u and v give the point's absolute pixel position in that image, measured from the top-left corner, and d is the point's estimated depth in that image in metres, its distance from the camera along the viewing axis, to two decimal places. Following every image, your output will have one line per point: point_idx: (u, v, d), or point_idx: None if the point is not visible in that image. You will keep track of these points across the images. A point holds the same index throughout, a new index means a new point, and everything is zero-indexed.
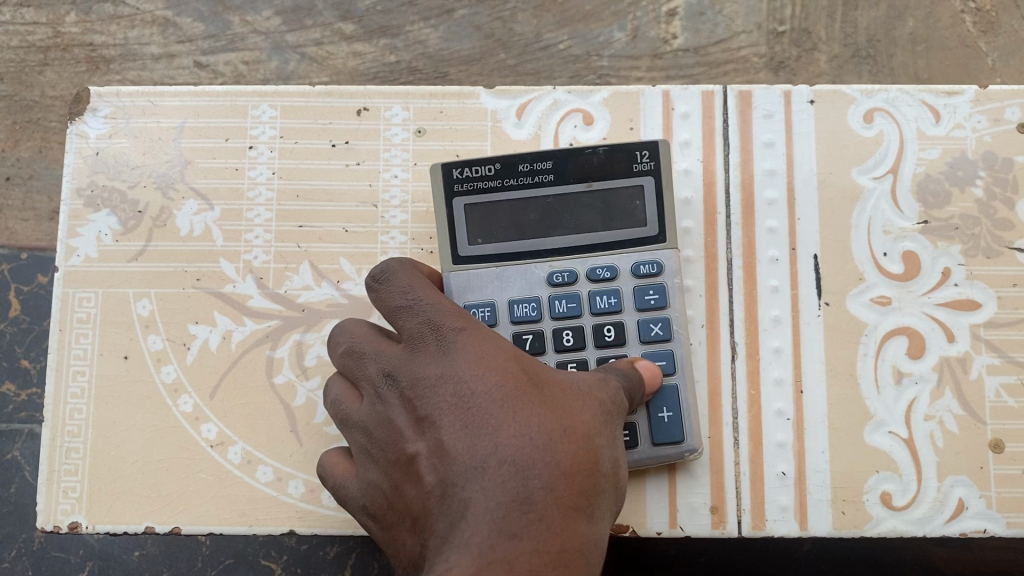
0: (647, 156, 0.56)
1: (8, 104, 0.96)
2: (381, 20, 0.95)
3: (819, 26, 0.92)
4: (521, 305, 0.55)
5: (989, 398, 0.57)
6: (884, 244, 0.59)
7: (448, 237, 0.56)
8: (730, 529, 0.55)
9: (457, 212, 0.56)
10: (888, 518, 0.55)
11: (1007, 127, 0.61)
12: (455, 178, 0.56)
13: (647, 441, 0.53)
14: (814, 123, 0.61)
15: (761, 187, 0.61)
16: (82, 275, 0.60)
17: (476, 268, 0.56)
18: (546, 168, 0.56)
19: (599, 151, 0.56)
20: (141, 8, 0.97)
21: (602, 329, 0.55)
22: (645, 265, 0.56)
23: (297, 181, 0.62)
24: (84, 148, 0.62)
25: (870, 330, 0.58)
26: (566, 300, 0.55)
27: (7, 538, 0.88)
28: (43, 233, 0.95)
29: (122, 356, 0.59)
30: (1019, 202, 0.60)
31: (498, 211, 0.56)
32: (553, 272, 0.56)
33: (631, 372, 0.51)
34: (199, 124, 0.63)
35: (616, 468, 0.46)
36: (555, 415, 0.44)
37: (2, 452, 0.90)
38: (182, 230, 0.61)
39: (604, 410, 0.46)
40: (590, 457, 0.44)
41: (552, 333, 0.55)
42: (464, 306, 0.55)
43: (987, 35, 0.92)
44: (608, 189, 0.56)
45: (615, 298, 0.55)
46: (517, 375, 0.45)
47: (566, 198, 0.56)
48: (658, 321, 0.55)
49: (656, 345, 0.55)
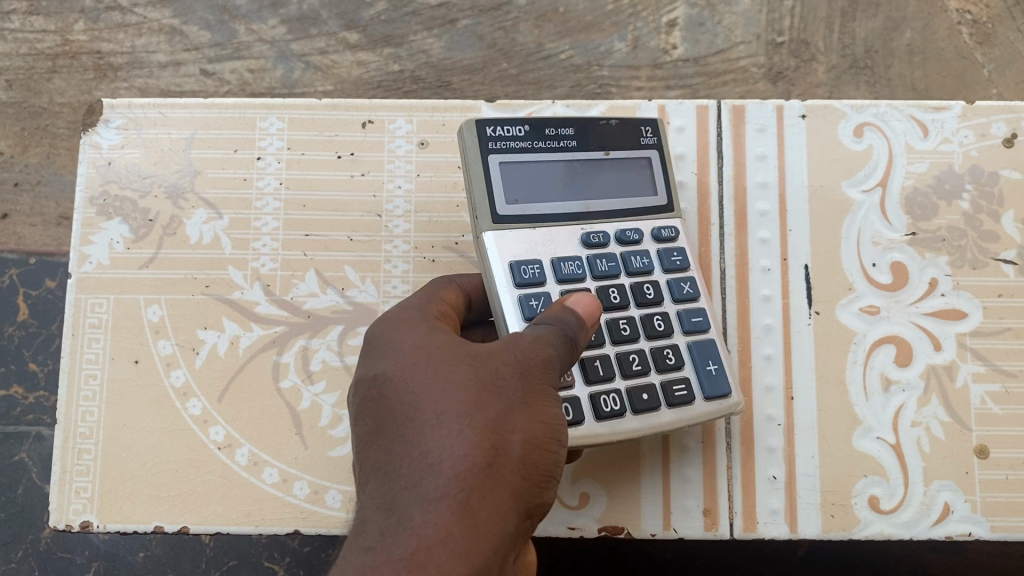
0: (651, 132, 0.58)
1: (17, 110, 0.97)
2: (384, 29, 0.96)
3: (817, 37, 0.94)
4: (566, 263, 0.53)
5: (974, 405, 0.59)
6: (873, 254, 0.61)
7: (486, 194, 0.53)
8: (722, 531, 0.57)
9: (494, 166, 0.53)
10: (875, 522, 0.57)
11: (992, 142, 0.63)
12: (489, 136, 0.54)
13: (699, 397, 0.52)
14: (806, 138, 0.63)
15: (754, 199, 0.63)
16: (94, 282, 0.62)
17: (515, 228, 0.53)
18: (569, 134, 0.56)
19: (612, 122, 0.57)
20: (149, 16, 0.98)
21: (642, 288, 0.54)
22: (666, 229, 0.56)
23: (304, 191, 0.63)
24: (96, 157, 0.64)
25: (859, 338, 0.60)
26: (606, 259, 0.54)
27: (13, 539, 0.90)
28: (50, 237, 0.96)
29: (133, 360, 0.61)
30: (1005, 214, 0.62)
31: (528, 171, 0.54)
32: (588, 233, 0.55)
33: (561, 321, 0.47)
34: (209, 135, 0.65)
35: (520, 442, 0.42)
36: (436, 404, 0.42)
37: (10, 453, 0.91)
38: (192, 238, 0.63)
39: (506, 382, 0.43)
40: (471, 441, 0.41)
41: (598, 291, 0.53)
42: (513, 263, 0.52)
43: (983, 46, 0.93)
44: (626, 157, 0.57)
45: (648, 259, 0.55)
46: (413, 370, 0.44)
47: (588, 164, 0.56)
48: (687, 280, 0.55)
49: (690, 302, 0.55)
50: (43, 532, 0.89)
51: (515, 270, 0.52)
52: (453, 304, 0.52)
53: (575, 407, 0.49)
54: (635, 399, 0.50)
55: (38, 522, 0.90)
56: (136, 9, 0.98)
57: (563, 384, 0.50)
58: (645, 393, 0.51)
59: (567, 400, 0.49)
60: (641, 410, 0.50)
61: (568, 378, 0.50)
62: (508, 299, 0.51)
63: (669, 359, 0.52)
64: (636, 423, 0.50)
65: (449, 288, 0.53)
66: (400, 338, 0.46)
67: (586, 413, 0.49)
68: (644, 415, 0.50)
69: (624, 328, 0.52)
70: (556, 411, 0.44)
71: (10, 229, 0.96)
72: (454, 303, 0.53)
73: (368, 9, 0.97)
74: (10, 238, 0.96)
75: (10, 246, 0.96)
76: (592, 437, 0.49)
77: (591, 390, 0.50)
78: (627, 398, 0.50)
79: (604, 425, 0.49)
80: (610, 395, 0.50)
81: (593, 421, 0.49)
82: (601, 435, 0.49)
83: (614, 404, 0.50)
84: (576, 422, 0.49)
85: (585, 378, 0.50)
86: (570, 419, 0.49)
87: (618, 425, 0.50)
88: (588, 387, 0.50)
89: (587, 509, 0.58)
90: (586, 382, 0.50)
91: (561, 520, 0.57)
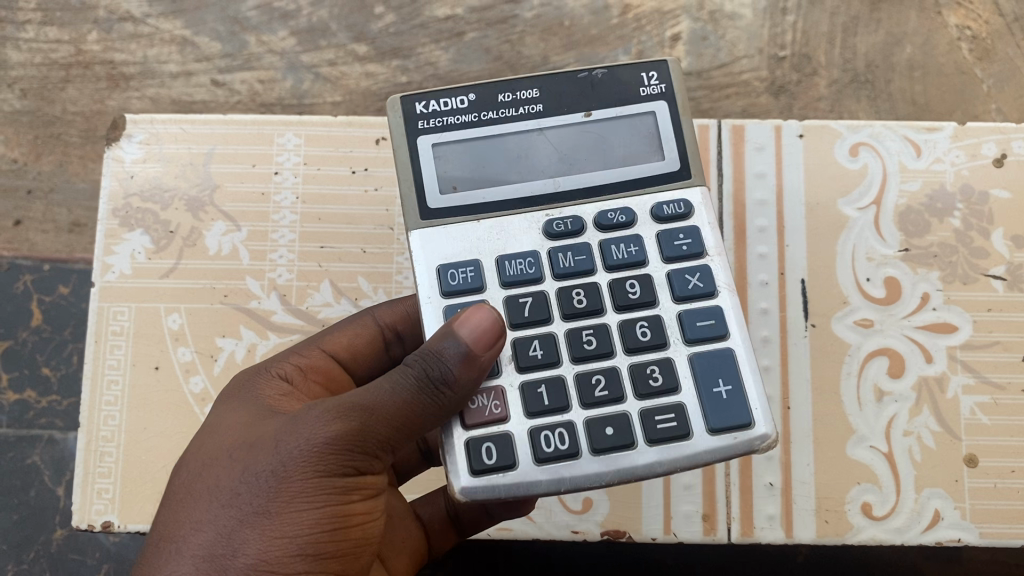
0: (656, 78, 0.49)
1: (30, 119, 0.96)
2: (393, 42, 0.98)
3: (819, 52, 0.95)
4: (515, 262, 0.45)
5: (965, 416, 0.61)
6: (867, 270, 0.63)
7: (415, 184, 0.47)
8: (720, 535, 0.60)
9: (424, 150, 0.47)
10: (868, 527, 0.59)
11: (983, 161, 0.65)
12: (419, 114, 0.48)
13: (702, 429, 0.41)
14: (804, 156, 0.66)
15: (753, 215, 0.65)
16: (117, 291, 0.64)
17: (452, 222, 0.46)
18: (533, 97, 0.48)
19: (596, 73, 0.49)
20: (160, 27, 0.98)
21: (625, 285, 0.45)
22: (669, 204, 0.47)
23: (319, 205, 0.66)
24: (119, 171, 0.67)
25: (853, 350, 0.62)
26: (573, 252, 0.46)
27: (26, 539, 0.83)
28: (62, 244, 0.93)
29: (153, 366, 0.63)
30: (994, 231, 0.64)
31: (474, 149, 0.48)
32: (552, 219, 0.46)
33: (434, 360, 0.40)
34: (228, 151, 0.67)
35: (242, 568, 0.39)
36: (174, 526, 0.41)
37: (22, 457, 0.86)
38: (211, 248, 0.65)
39: (245, 496, 0.40)
40: (181, 574, 0.40)
41: (560, 294, 0.45)
42: (441, 268, 0.45)
43: (982, 61, 0.95)
44: (611, 118, 0.48)
45: (636, 247, 0.46)
46: (187, 476, 0.43)
47: (561, 130, 0.48)
48: (696, 271, 0.45)
49: (697, 301, 0.44)
50: (55, 533, 0.83)
51: (444, 276, 0.45)
52: (347, 347, 0.53)
53: (501, 449, 0.41)
54: (595, 436, 0.41)
55: (50, 523, 0.84)
56: (148, 20, 0.99)
57: (490, 418, 0.42)
58: (611, 427, 0.41)
59: (491, 438, 0.41)
60: (602, 451, 0.41)
61: (499, 411, 0.42)
62: (432, 309, 0.44)
63: (655, 381, 0.43)
64: (594, 468, 0.41)
65: (356, 327, 0.53)
66: (215, 423, 0.46)
67: (522, 455, 0.41)
68: (608, 456, 0.41)
69: (589, 342, 0.44)
70: (321, 518, 0.40)
71: (22, 236, 0.93)
72: (348, 345, 0.53)
73: (377, 21, 0.98)
74: (22, 245, 0.93)
75: (22, 253, 0.92)
76: (527, 486, 0.40)
77: (533, 425, 0.42)
78: (584, 435, 0.41)
79: (547, 472, 0.41)
80: (556, 430, 0.41)
81: (532, 466, 0.41)
82: (540, 485, 0.40)
83: (562, 443, 0.41)
84: (508, 468, 0.41)
85: (526, 410, 0.42)
86: (493, 464, 0.40)
87: (568, 470, 0.41)
88: (529, 421, 0.42)
89: (589, 514, 0.60)
90: (526, 415, 0.42)
91: (565, 524, 0.60)
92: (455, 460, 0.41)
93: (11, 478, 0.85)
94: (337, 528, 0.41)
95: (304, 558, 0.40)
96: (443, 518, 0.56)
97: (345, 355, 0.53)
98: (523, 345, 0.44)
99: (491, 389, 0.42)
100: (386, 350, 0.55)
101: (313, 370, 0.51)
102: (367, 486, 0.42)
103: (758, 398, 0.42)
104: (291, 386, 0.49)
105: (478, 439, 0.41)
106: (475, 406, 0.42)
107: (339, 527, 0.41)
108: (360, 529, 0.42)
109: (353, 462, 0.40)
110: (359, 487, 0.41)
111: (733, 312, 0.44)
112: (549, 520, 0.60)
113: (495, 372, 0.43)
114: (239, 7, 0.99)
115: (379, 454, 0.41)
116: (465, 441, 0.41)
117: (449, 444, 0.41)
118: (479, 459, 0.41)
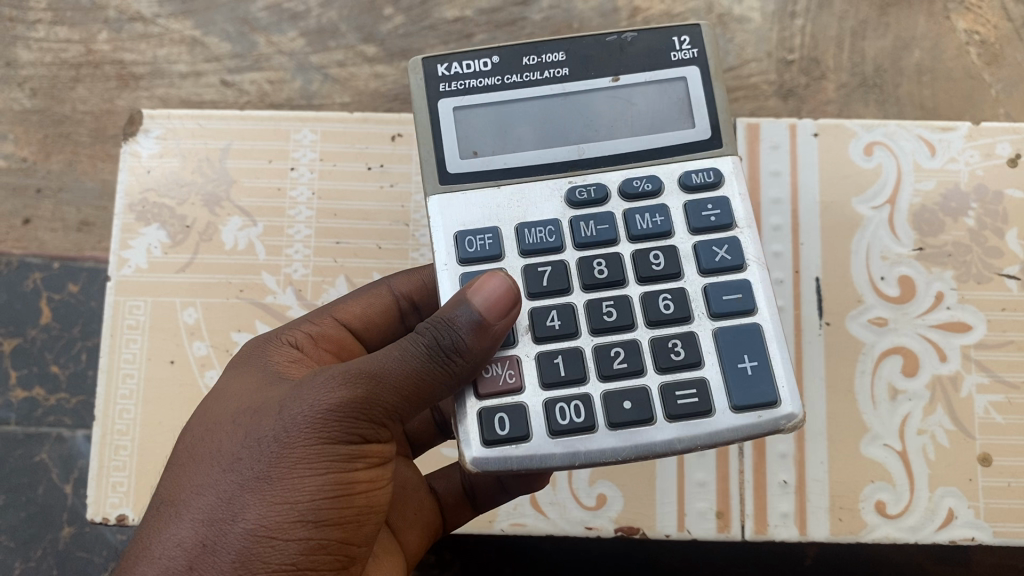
0: (687, 43, 0.49)
1: (40, 118, 0.95)
2: (401, 43, 0.96)
3: (827, 56, 0.93)
4: (534, 230, 0.46)
5: (978, 415, 0.61)
6: (881, 268, 0.64)
7: (435, 148, 0.47)
8: (734, 533, 0.60)
9: (444, 113, 0.48)
10: (882, 526, 0.59)
11: (997, 161, 0.66)
12: (440, 76, 0.48)
13: (725, 406, 0.41)
14: (817, 154, 0.66)
15: (767, 214, 0.65)
16: (133, 285, 0.65)
17: (471, 188, 0.47)
18: (558, 61, 0.48)
19: (625, 36, 0.49)
20: (170, 27, 0.97)
21: (648, 256, 0.45)
22: (697, 173, 0.46)
23: (335, 201, 0.66)
24: (136, 165, 0.67)
25: (867, 349, 0.62)
26: (594, 221, 0.46)
27: (33, 536, 0.81)
28: (71, 243, 0.91)
29: (168, 360, 0.63)
30: (1009, 231, 0.64)
31: (495, 114, 0.48)
32: (575, 187, 0.46)
33: (445, 328, 0.40)
34: (244, 146, 0.67)
35: (241, 533, 0.39)
36: (177, 490, 0.41)
37: (29, 454, 0.84)
38: (227, 243, 0.65)
39: (246, 461, 0.40)
40: (181, 538, 0.39)
41: (580, 264, 0.45)
42: (459, 234, 0.45)
43: (991, 66, 0.92)
44: (639, 83, 0.48)
45: (662, 217, 0.46)
46: (192, 440, 0.43)
47: (586, 96, 0.48)
48: (724, 243, 0.45)
49: (724, 273, 0.44)
50: (62, 531, 0.82)
51: (461, 242, 0.45)
52: (360, 315, 0.52)
53: (514, 419, 0.41)
54: (613, 410, 0.41)
55: (57, 521, 0.82)
56: (158, 20, 0.97)
57: (504, 388, 0.42)
58: (629, 401, 0.42)
59: (504, 409, 0.41)
60: (619, 425, 0.41)
61: (513, 380, 0.42)
62: (448, 275, 0.45)
63: (677, 354, 0.43)
64: (610, 442, 0.41)
65: (369, 296, 0.53)
66: (222, 389, 0.46)
67: (536, 427, 0.41)
68: (625, 432, 0.41)
69: (608, 313, 0.44)
70: (323, 484, 0.40)
71: (31, 235, 0.91)
72: (361, 314, 0.52)
73: (386, 23, 0.96)
74: (30, 243, 0.91)
75: (31, 251, 0.91)
76: (540, 459, 0.41)
77: (549, 396, 0.42)
78: (601, 408, 0.42)
79: (561, 444, 0.41)
80: (572, 402, 0.42)
81: (545, 438, 0.41)
82: (554, 458, 0.41)
83: (577, 416, 0.41)
84: (522, 440, 0.41)
85: (541, 381, 0.42)
86: (506, 434, 0.41)
87: (583, 444, 0.41)
88: (545, 392, 0.42)
89: (603, 510, 0.60)
90: (542, 386, 0.42)
91: (579, 520, 0.60)
92: (467, 428, 0.41)
93: (18, 476, 0.83)
94: (341, 496, 0.40)
95: (305, 526, 0.40)
96: (458, 494, 0.55)
97: (357, 322, 0.52)
98: (540, 315, 0.44)
99: (506, 358, 0.43)
100: (402, 321, 0.54)
101: (325, 339, 0.50)
102: (373, 454, 0.41)
103: (783, 376, 0.42)
104: (302, 353, 0.48)
105: (491, 409, 0.41)
106: (488, 375, 0.42)
107: (343, 496, 0.40)
108: (365, 498, 0.42)
109: (359, 428, 0.40)
110: (365, 455, 0.41)
111: (760, 286, 0.44)
112: (563, 516, 0.61)
113: (512, 342, 0.43)
114: (249, 7, 0.97)
115: (386, 422, 0.40)
116: (478, 411, 0.41)
117: (462, 413, 0.42)
118: (491, 430, 0.41)
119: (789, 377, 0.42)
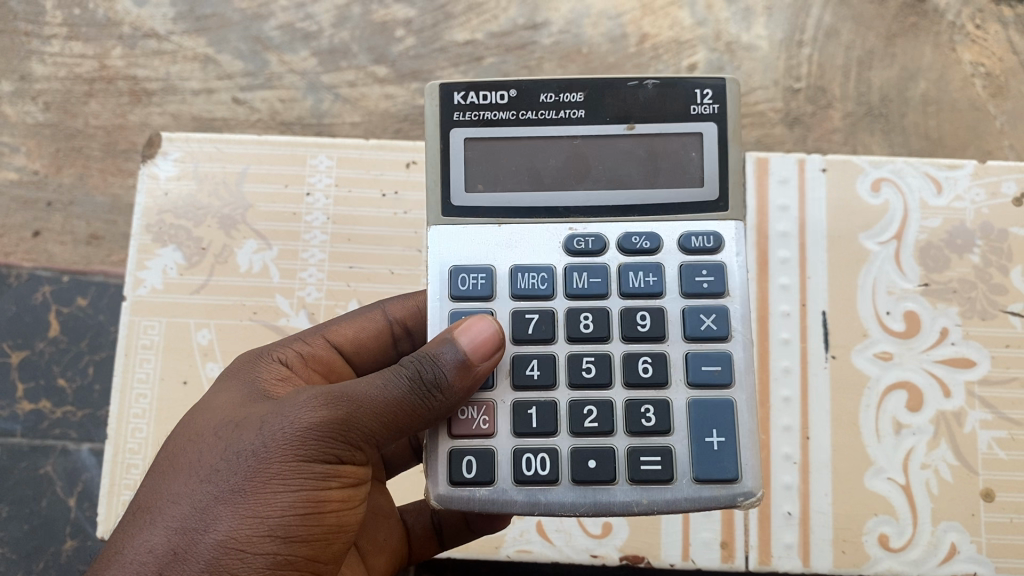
0: (710, 96, 0.47)
1: (52, 132, 0.96)
2: (412, 64, 0.97)
3: (833, 84, 0.94)
4: (527, 275, 0.46)
5: (981, 451, 0.62)
6: (888, 303, 0.64)
7: (442, 178, 0.47)
8: (737, 564, 0.61)
9: (455, 144, 0.47)
10: (885, 559, 0.60)
11: (1002, 200, 0.66)
12: (456, 105, 0.47)
13: (687, 476, 0.42)
14: (826, 190, 0.67)
15: (776, 247, 0.66)
16: (147, 305, 0.65)
17: (473, 222, 0.46)
18: (577, 102, 0.47)
19: (648, 83, 0.47)
20: (183, 44, 0.98)
21: (635, 316, 0.45)
22: (698, 236, 0.46)
23: (349, 226, 0.68)
24: (154, 188, 0.68)
25: (872, 382, 0.63)
26: (588, 273, 0.46)
27: (35, 549, 0.81)
28: (79, 256, 0.92)
29: (181, 381, 0.64)
30: (1013, 268, 0.65)
31: (505, 150, 0.47)
32: (574, 236, 0.46)
33: (429, 362, 0.41)
34: (261, 170, 0.69)
35: (211, 543, 0.39)
36: (152, 497, 0.41)
37: (34, 467, 0.83)
38: (242, 266, 0.66)
39: (224, 472, 0.40)
40: (152, 544, 0.40)
41: (567, 315, 0.45)
42: (453, 271, 0.46)
43: (996, 98, 0.93)
44: (655, 134, 0.47)
45: (655, 277, 0.45)
46: (173, 448, 0.43)
47: (599, 140, 0.47)
48: (713, 311, 0.45)
49: (707, 343, 0.44)
50: (65, 544, 0.81)
51: (454, 280, 0.46)
52: (352, 339, 0.53)
53: (481, 463, 0.43)
54: (577, 468, 0.43)
55: (60, 534, 0.82)
56: (172, 37, 0.99)
57: (476, 432, 0.43)
58: (594, 461, 0.43)
59: (473, 452, 0.43)
60: (581, 482, 0.42)
61: (487, 426, 0.43)
62: (438, 312, 0.45)
63: (648, 422, 0.43)
64: (571, 496, 0.43)
65: (362, 319, 0.53)
66: (205, 400, 0.46)
67: (502, 474, 0.43)
68: (588, 490, 0.42)
69: (588, 370, 0.44)
70: (297, 500, 0.40)
71: (41, 248, 0.92)
72: (354, 337, 0.53)
73: (397, 44, 0.97)
74: (40, 256, 0.91)
75: (41, 265, 0.91)
76: (501, 503, 0.42)
77: (518, 444, 0.43)
78: (567, 463, 0.43)
79: (523, 493, 0.42)
80: (539, 454, 0.43)
81: (508, 486, 0.43)
82: (513, 505, 0.42)
83: (542, 469, 0.43)
84: (486, 484, 0.43)
85: (513, 429, 0.43)
86: (473, 478, 0.42)
87: (545, 495, 0.42)
88: (515, 440, 0.43)
89: (608, 538, 0.61)
90: (513, 433, 0.43)
91: (584, 548, 0.61)
92: (434, 467, 0.43)
93: (21, 489, 0.83)
94: (311, 513, 0.41)
95: (274, 541, 0.40)
96: (427, 526, 0.56)
97: (347, 346, 0.53)
98: (520, 362, 0.44)
99: (482, 403, 0.43)
100: (394, 346, 0.54)
101: (315, 360, 0.51)
102: (348, 475, 0.42)
103: (748, 453, 0.43)
104: (289, 370, 0.49)
105: (461, 451, 0.43)
106: (463, 416, 0.43)
107: (313, 513, 0.41)
108: (335, 517, 0.42)
109: (334, 449, 0.40)
110: (339, 475, 0.42)
111: (740, 361, 0.44)
112: (568, 544, 0.62)
113: (491, 386, 0.44)
114: (262, 26, 0.98)
115: (362, 446, 0.41)
116: (445, 451, 0.43)
117: (432, 450, 0.43)
118: (458, 471, 0.43)
119: (754, 453, 0.43)
